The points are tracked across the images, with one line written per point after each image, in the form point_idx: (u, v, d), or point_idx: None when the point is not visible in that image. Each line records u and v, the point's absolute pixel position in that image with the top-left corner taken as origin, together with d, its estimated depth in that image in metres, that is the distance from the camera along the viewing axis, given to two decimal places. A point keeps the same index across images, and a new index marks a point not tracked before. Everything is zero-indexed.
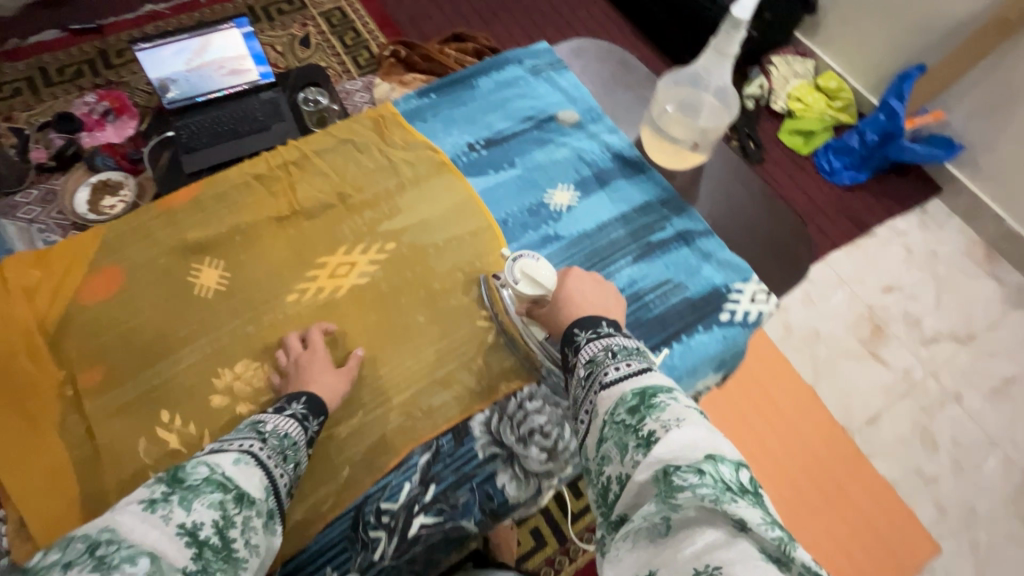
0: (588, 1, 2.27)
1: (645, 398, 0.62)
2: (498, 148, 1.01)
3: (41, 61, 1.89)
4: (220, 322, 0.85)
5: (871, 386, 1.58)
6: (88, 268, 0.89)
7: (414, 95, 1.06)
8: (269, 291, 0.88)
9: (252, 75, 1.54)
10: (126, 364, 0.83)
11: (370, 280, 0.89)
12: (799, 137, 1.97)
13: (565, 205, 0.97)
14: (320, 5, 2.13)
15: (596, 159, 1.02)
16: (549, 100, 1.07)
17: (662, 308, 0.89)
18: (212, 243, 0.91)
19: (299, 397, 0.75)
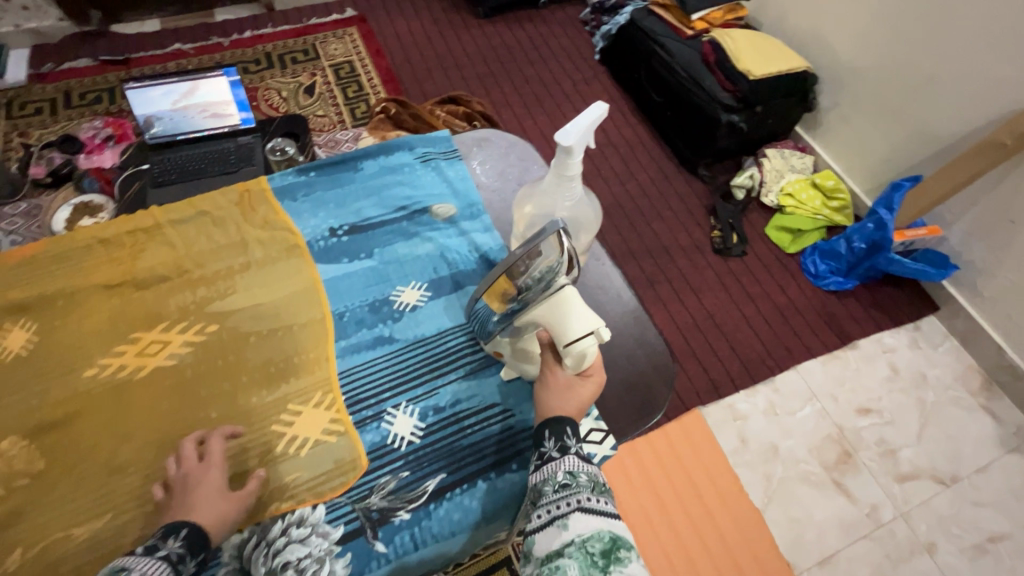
0: (591, 76, 2.31)
1: (615, 545, 0.61)
2: (360, 236, 0.96)
3: (68, 85, 2.04)
4: (19, 385, 0.80)
5: (830, 521, 1.42)
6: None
7: (290, 172, 1.02)
8: (72, 361, 0.81)
9: (233, 120, 1.62)
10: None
11: (177, 363, 0.81)
12: (787, 233, 1.88)
13: (411, 304, 0.90)
14: (332, 57, 2.24)
15: (459, 259, 0.94)
16: (429, 191, 1.03)
17: (476, 437, 0.80)
18: (32, 305, 0.87)
19: (180, 530, 0.63)
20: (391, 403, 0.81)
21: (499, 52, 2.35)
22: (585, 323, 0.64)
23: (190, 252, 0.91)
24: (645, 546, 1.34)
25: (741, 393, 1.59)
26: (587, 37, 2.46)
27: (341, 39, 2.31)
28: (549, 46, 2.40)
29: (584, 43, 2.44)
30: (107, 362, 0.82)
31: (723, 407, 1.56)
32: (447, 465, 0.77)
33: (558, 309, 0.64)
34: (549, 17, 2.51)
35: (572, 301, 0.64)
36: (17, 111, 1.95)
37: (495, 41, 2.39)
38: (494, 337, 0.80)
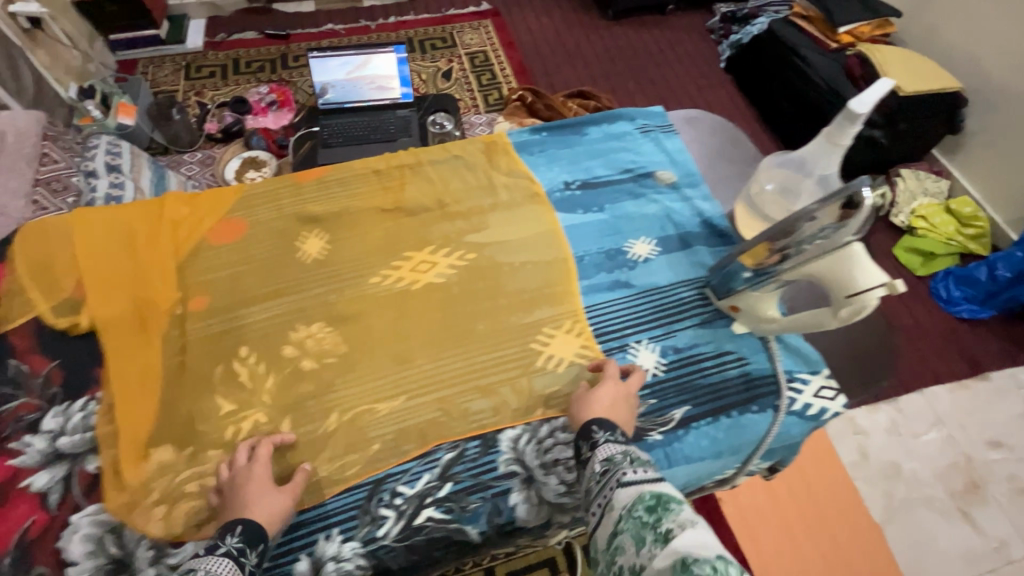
0: (716, 83, 2.33)
1: (663, 499, 0.57)
2: (592, 191, 1.05)
3: (237, 54, 2.27)
4: (308, 285, 0.93)
5: (954, 548, 1.38)
6: (219, 215, 1.02)
7: (527, 130, 1.14)
8: (357, 269, 0.95)
9: (393, 94, 1.75)
10: (229, 298, 0.92)
11: (445, 281, 0.93)
12: (917, 256, 1.84)
13: (643, 256, 0.96)
14: (468, 47, 2.37)
15: (686, 221, 1.00)
16: (651, 158, 1.10)
17: (717, 378, 0.83)
18: (318, 220, 1.01)
19: (234, 528, 0.65)
20: (633, 339, 0.88)
21: (626, 53, 2.42)
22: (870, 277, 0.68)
23: (445, 195, 1.04)
24: (762, 544, 1.34)
25: (863, 408, 1.56)
26: (713, 45, 2.48)
27: (477, 30, 2.44)
28: (675, 51, 2.44)
29: (709, 51, 2.46)
30: (384, 276, 0.94)
31: (844, 419, 1.54)
32: (690, 401, 0.82)
33: (842, 264, 0.69)
34: (675, 24, 2.55)
35: (857, 257, 0.69)
36: (194, 73, 2.18)
37: (622, 43, 2.46)
38: (736, 293, 0.84)
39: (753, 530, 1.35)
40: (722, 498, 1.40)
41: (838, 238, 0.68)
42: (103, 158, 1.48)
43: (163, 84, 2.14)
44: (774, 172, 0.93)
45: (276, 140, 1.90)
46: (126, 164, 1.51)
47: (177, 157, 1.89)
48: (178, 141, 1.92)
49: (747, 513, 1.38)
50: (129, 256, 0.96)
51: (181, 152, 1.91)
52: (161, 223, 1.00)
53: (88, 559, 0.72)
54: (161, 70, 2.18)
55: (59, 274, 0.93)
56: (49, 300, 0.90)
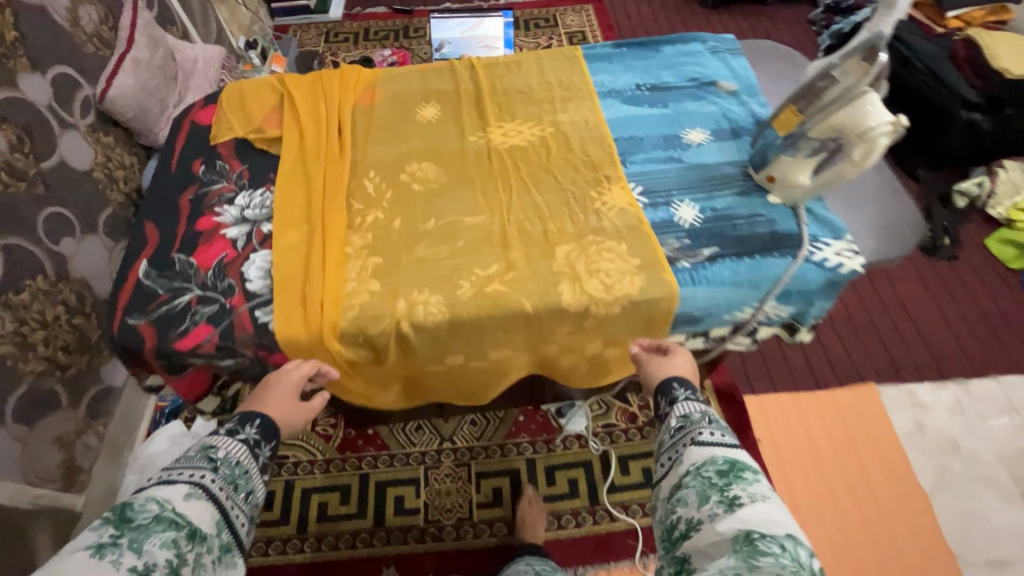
0: None
1: (735, 467, 0.70)
2: (659, 92, 1.11)
3: (369, 24, 2.63)
4: (435, 137, 1.06)
5: (1008, 528, 1.33)
6: (364, 82, 1.14)
7: (606, 44, 1.22)
8: (462, 132, 1.06)
9: (497, 53, 1.98)
10: (362, 138, 1.05)
11: (526, 144, 1.03)
12: (1012, 248, 1.75)
13: (696, 142, 1.04)
14: (569, 27, 2.57)
15: (741, 120, 1.06)
16: (717, 70, 1.15)
17: (747, 231, 0.92)
18: (436, 95, 1.13)
19: (253, 420, 0.79)
20: (677, 198, 0.96)
21: None
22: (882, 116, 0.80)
23: (537, 94, 1.12)
24: (794, 486, 1.38)
25: (925, 383, 1.53)
26: (812, 36, 2.49)
27: (578, 13, 2.62)
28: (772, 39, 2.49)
29: (808, 41, 2.47)
30: (481, 136, 1.05)
31: (902, 390, 1.52)
32: (721, 243, 0.91)
33: (860, 107, 0.80)
34: (776, 15, 2.58)
35: (873, 101, 0.80)
36: (333, 38, 2.57)
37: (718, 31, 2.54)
38: (769, 162, 0.94)
39: (788, 473, 1.40)
40: (760, 440, 1.45)
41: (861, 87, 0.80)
42: None
43: (308, 45, 2.54)
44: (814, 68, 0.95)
45: None
46: None
47: None
48: None
49: (785, 459, 1.42)
50: (303, 98, 1.08)
51: None
52: (319, 81, 1.12)
53: (260, 279, 0.89)
54: (307, 34, 2.58)
55: (252, 109, 1.07)
56: (245, 126, 1.06)
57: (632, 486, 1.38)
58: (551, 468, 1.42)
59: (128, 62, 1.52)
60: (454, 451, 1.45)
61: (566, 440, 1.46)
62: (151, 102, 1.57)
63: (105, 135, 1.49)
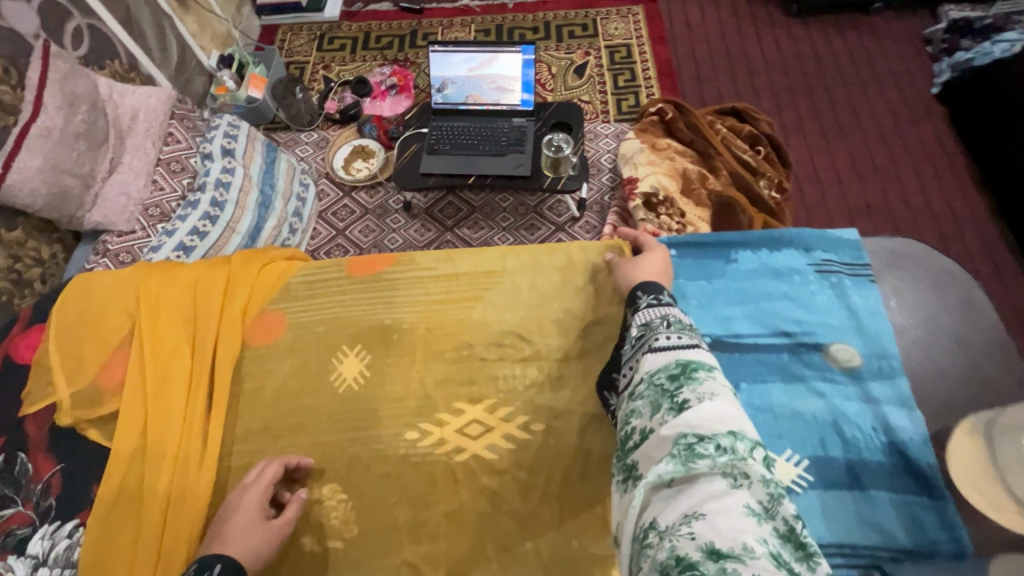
0: (920, 116, 1.84)
1: (687, 369, 0.65)
2: (729, 356, 0.93)
3: (369, 27, 2.20)
4: (339, 418, 0.84)
5: None
6: (258, 305, 0.94)
7: (662, 252, 1.04)
8: (386, 421, 0.83)
9: (514, 98, 1.56)
10: (245, 418, 0.85)
11: (499, 459, 0.80)
12: None
13: (790, 482, 0.82)
14: (610, 38, 2.07)
15: (857, 437, 0.86)
16: (823, 322, 0.96)
17: None
18: (360, 333, 0.91)
19: (212, 566, 0.66)
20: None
21: (805, 62, 1.96)
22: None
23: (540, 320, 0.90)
24: None
25: None
26: (927, 61, 1.93)
27: (624, 18, 2.11)
28: (872, 65, 1.94)
29: (920, 69, 1.92)
30: (432, 429, 0.83)
31: None
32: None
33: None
34: (880, 28, 2.01)
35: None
36: (327, 45, 2.16)
37: (803, 50, 1.99)
38: None
39: None
40: None
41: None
42: (221, 141, 1.51)
43: (297, 54, 2.14)
44: None
45: (388, 131, 1.82)
46: (240, 149, 1.53)
47: (294, 136, 1.92)
48: (297, 120, 1.92)
49: None
50: (161, 341, 0.87)
51: (299, 132, 1.92)
52: (191, 308, 0.90)
53: None
54: (298, 39, 2.19)
55: (88, 354, 0.87)
56: (69, 386, 0.84)
57: None
58: None
59: (34, 136, 1.19)
60: None
61: None
62: (68, 181, 1.25)
63: (8, 230, 1.20)
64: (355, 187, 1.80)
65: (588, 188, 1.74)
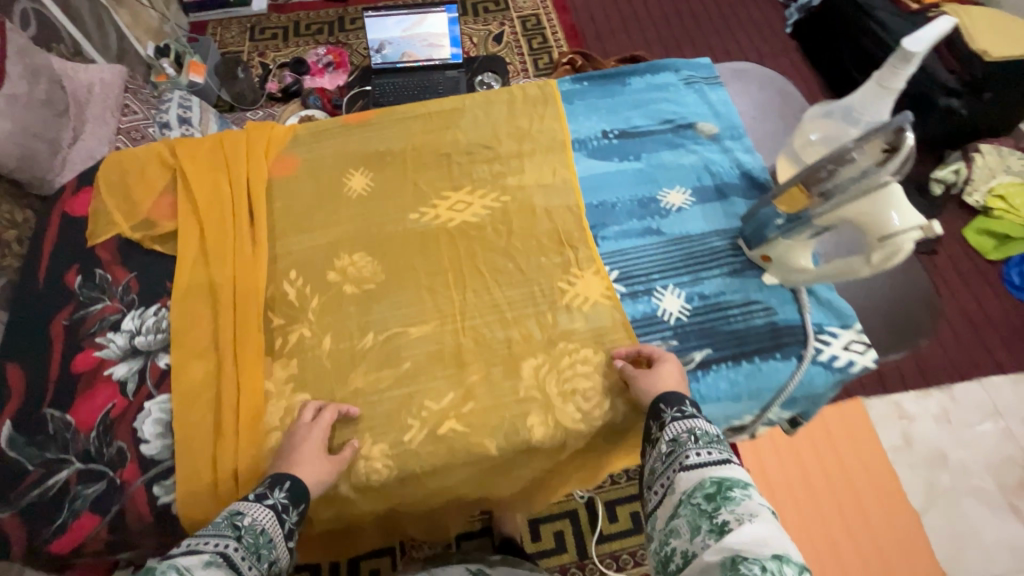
0: (779, 51, 2.24)
1: (723, 487, 0.62)
2: (630, 140, 1.03)
3: (298, 17, 2.36)
4: (350, 218, 0.96)
5: (998, 540, 1.32)
6: (277, 149, 1.03)
7: (570, 79, 1.12)
8: (395, 213, 0.96)
9: (444, 52, 1.78)
10: (280, 224, 0.96)
11: (480, 220, 0.94)
12: (989, 238, 1.71)
13: (676, 205, 0.96)
14: (521, 10, 2.34)
15: (722, 172, 0.98)
16: (694, 110, 1.06)
17: (742, 326, 0.84)
18: (361, 158, 1.02)
19: (283, 483, 0.69)
20: (659, 284, 0.89)
21: (685, 17, 2.33)
22: (906, 216, 0.69)
23: (497, 131, 1.04)
24: (787, 520, 1.33)
25: (911, 393, 1.49)
26: (780, 10, 2.35)
27: None
28: (739, 16, 2.33)
29: (775, 15, 2.33)
30: (425, 213, 0.96)
31: (888, 402, 1.48)
32: (712, 344, 0.84)
33: (877, 206, 0.70)
34: None
35: (895, 198, 0.69)
36: (259, 35, 2.29)
37: (682, 8, 2.36)
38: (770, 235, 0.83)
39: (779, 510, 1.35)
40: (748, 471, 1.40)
41: (878, 179, 0.68)
42: (176, 111, 1.64)
43: (231, 45, 2.26)
44: (819, 123, 0.92)
45: (331, 99, 1.99)
46: (196, 118, 1.67)
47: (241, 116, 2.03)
48: (242, 99, 2.05)
49: (772, 486, 1.38)
50: (200, 173, 0.97)
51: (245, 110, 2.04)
52: (218, 148, 1.01)
53: (158, 438, 0.80)
54: (229, 32, 2.30)
55: (138, 195, 0.99)
56: (128, 220, 0.97)
57: (622, 534, 1.31)
58: (535, 525, 1.33)
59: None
60: None
61: None
62: (37, 145, 1.32)
63: None
64: None
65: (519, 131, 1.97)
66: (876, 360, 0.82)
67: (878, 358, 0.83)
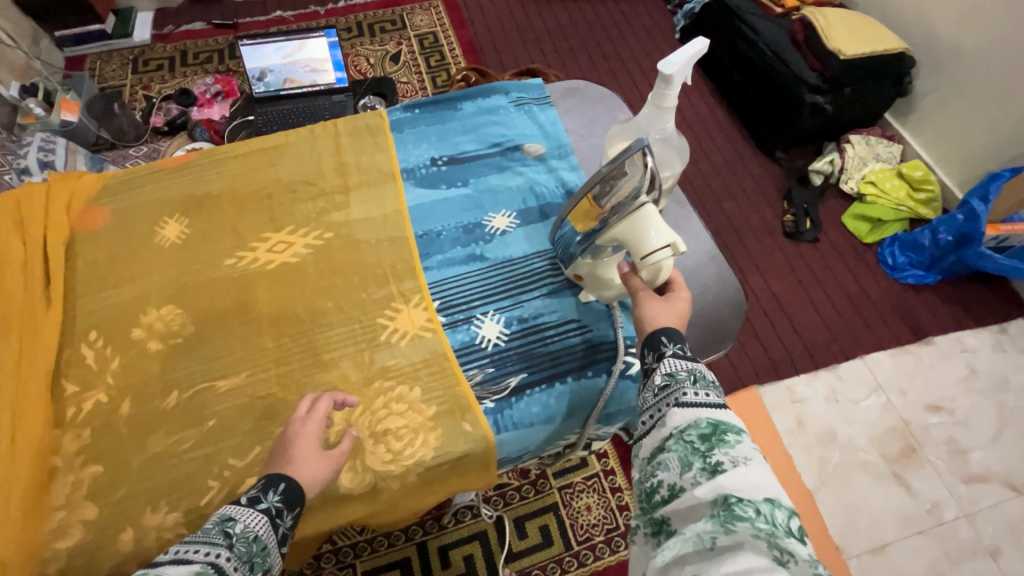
0: (669, 56, 2.31)
1: (718, 430, 0.63)
2: (458, 167, 1.09)
3: (185, 45, 2.27)
4: (160, 269, 0.96)
5: (885, 509, 1.39)
6: (82, 202, 1.03)
7: (400, 108, 1.17)
8: (212, 256, 0.97)
9: (329, 77, 1.75)
10: (84, 281, 0.95)
11: (299, 261, 0.96)
12: (865, 223, 1.81)
13: (501, 229, 1.02)
14: (418, 28, 2.34)
15: (546, 192, 1.06)
16: (522, 132, 1.14)
17: (558, 345, 0.91)
18: (179, 205, 1.03)
19: (278, 485, 0.70)
20: (480, 311, 0.93)
21: (579, 28, 2.38)
22: (662, 235, 0.76)
23: (321, 166, 1.07)
24: None
25: (801, 376, 1.56)
26: (668, 16, 2.44)
27: (427, 11, 2.40)
28: (630, 24, 2.41)
29: (664, 22, 2.42)
30: (239, 258, 0.97)
31: (781, 388, 1.55)
32: (528, 367, 0.89)
33: (639, 225, 0.77)
34: None
35: (651, 219, 0.77)
36: (143, 67, 2.19)
37: (576, 19, 2.42)
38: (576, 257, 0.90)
39: None
40: None
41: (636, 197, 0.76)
42: (36, 155, 1.53)
43: (111, 79, 2.15)
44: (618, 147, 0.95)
45: (219, 130, 1.92)
46: (59, 161, 1.55)
47: (122, 152, 1.91)
48: (123, 136, 1.95)
49: None
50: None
51: (126, 147, 1.94)
52: (17, 210, 0.99)
53: None
54: (109, 65, 2.19)
55: None
56: None
57: (531, 550, 1.31)
58: (444, 550, 1.31)
59: None
60: (335, 552, 1.30)
61: (457, 514, 1.34)
62: None
63: None
64: None
65: None
66: None
67: None
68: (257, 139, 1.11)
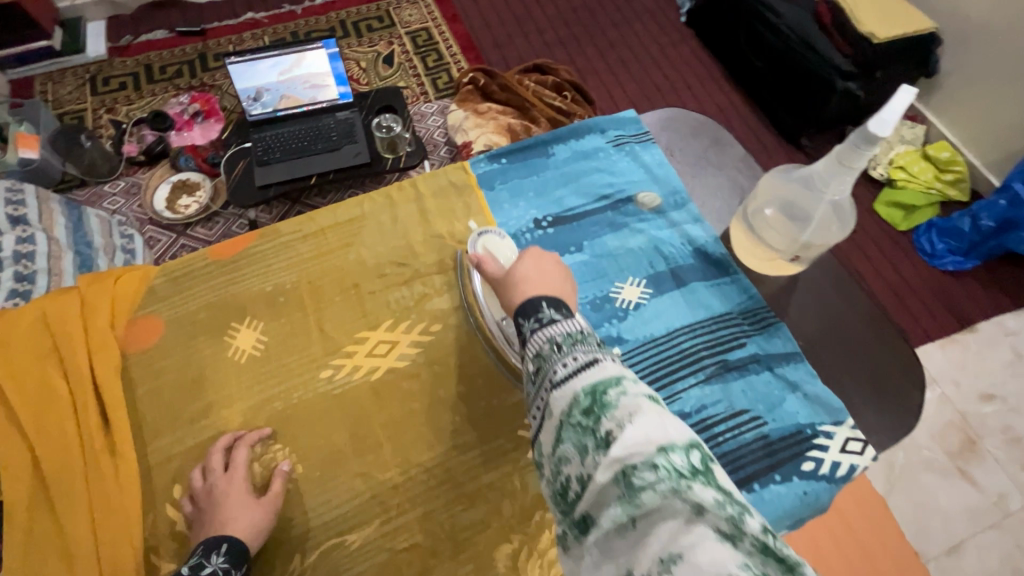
0: (678, 39, 2.20)
1: (597, 394, 0.50)
2: (566, 228, 1.09)
3: (148, 58, 2.02)
4: (243, 389, 0.91)
5: (955, 507, 1.39)
6: (126, 317, 0.97)
7: (486, 160, 1.17)
8: (308, 368, 0.93)
9: (331, 92, 1.57)
10: (148, 419, 0.90)
11: (410, 363, 0.94)
12: (898, 210, 1.78)
13: (633, 301, 1.00)
14: (408, 24, 2.15)
15: (673, 252, 1.06)
16: (629, 178, 1.16)
17: (733, 445, 0.86)
18: (247, 311, 0.98)
19: (220, 546, 0.74)
20: None
21: (580, 16, 2.24)
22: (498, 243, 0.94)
23: (410, 242, 1.06)
24: None
25: None
26: None
27: (415, 5, 2.21)
28: (633, 7, 2.28)
29: (667, 4, 2.30)
30: (341, 363, 0.94)
31: None
32: None
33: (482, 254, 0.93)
34: None
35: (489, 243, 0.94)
36: (102, 86, 1.94)
37: (575, 5, 2.27)
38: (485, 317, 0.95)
39: None
40: None
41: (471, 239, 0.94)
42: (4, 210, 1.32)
43: (67, 103, 1.90)
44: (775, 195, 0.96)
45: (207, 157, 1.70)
46: (33, 214, 1.35)
47: (96, 189, 1.71)
48: (93, 171, 1.71)
49: None
50: (33, 388, 0.90)
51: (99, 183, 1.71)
52: (52, 347, 0.93)
53: None
54: (62, 86, 1.93)
55: None
56: None
57: None
58: None
59: None
60: None
61: None
62: None
63: None
64: (191, 225, 1.62)
65: (431, 165, 1.75)
66: (873, 456, 0.88)
67: (874, 455, 0.88)
68: (323, 223, 1.07)
